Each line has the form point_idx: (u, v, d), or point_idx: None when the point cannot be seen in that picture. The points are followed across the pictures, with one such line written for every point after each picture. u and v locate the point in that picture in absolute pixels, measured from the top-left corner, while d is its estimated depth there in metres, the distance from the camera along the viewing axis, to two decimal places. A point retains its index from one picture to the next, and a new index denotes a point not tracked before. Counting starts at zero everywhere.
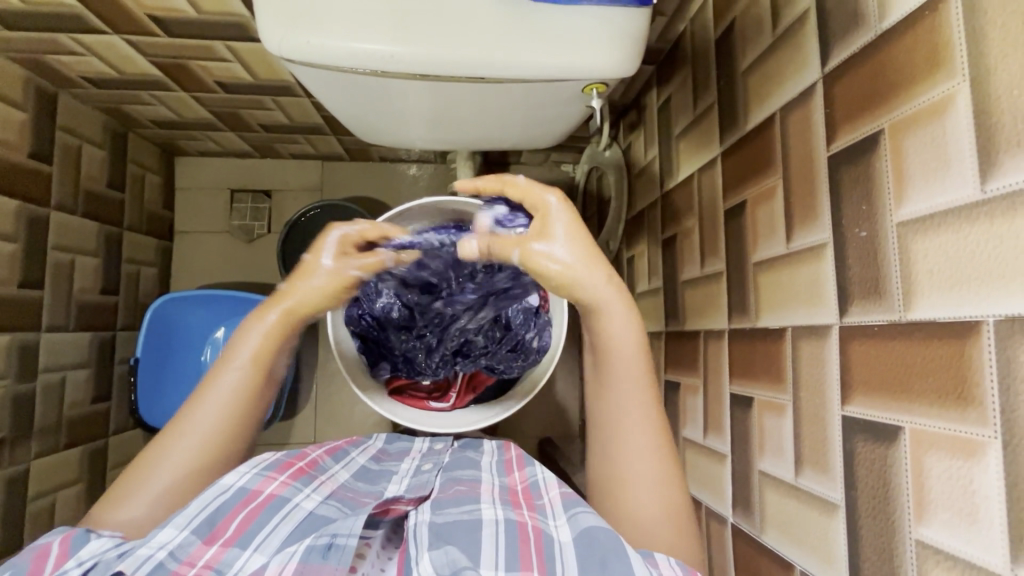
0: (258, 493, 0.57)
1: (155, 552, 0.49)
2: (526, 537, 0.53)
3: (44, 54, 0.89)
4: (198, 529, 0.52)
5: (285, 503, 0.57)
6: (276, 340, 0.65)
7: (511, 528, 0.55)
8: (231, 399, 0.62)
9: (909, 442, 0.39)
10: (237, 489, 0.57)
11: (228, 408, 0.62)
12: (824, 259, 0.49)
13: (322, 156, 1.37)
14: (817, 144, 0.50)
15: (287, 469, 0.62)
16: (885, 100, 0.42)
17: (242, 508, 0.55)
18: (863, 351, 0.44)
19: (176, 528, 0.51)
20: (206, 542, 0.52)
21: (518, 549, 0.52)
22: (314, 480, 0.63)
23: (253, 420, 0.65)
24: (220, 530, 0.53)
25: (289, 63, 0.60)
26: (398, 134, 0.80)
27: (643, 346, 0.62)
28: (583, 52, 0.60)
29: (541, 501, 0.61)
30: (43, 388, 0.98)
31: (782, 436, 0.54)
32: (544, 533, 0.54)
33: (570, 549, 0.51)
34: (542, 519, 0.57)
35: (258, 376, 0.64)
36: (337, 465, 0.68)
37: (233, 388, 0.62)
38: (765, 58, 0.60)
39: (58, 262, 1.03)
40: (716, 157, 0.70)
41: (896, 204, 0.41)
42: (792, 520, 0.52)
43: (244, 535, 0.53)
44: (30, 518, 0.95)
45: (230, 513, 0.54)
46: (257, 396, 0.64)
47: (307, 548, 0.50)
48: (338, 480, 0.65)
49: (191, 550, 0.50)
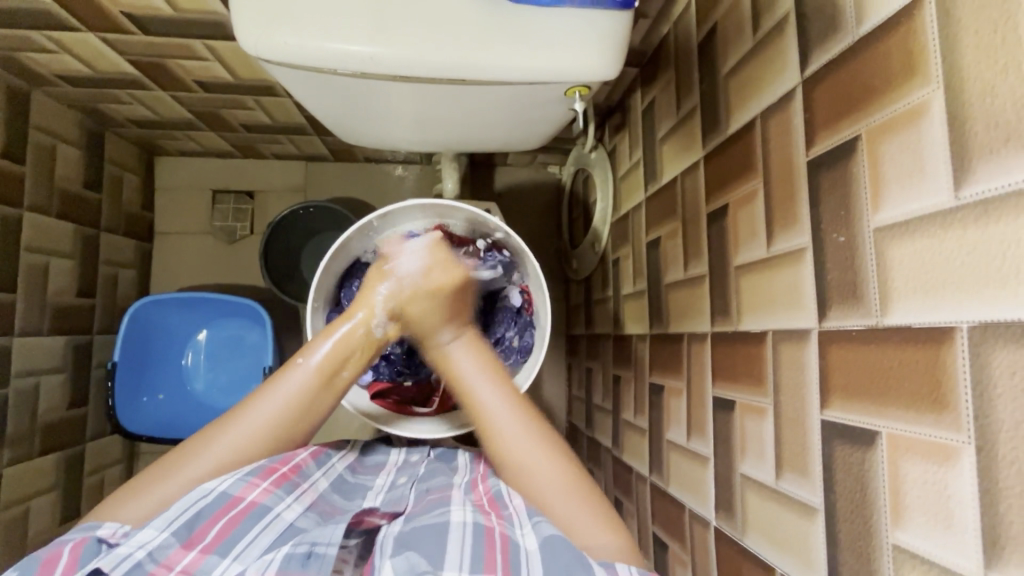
0: (240, 499, 0.56)
1: (135, 551, 0.50)
2: (490, 543, 0.53)
3: (15, 51, 0.87)
4: (177, 532, 0.53)
5: (266, 512, 0.56)
6: (344, 350, 0.65)
7: (478, 530, 0.55)
8: (292, 404, 0.62)
9: (886, 446, 0.40)
10: (219, 493, 0.56)
11: (286, 409, 0.62)
12: (803, 263, 0.49)
13: (306, 157, 1.35)
14: (796, 149, 0.50)
15: (271, 475, 0.60)
16: (863, 105, 0.43)
17: (221, 515, 0.55)
18: (842, 355, 0.44)
19: (155, 529, 0.52)
20: (185, 547, 0.52)
21: (483, 552, 0.52)
22: (297, 487, 0.61)
23: (307, 426, 0.64)
24: (198, 537, 0.53)
25: (267, 64, 0.59)
26: (380, 136, 0.79)
27: (490, 364, 0.67)
28: (565, 54, 0.60)
29: (507, 510, 0.60)
30: (15, 393, 0.96)
31: (763, 439, 0.54)
32: (511, 541, 0.54)
33: (536, 554, 0.51)
34: (509, 525, 0.57)
35: (323, 381, 0.64)
36: (319, 471, 0.67)
37: (298, 391, 0.62)
38: (745, 63, 0.60)
39: (31, 265, 1.00)
40: (699, 160, 0.70)
41: (873, 210, 0.41)
42: (773, 523, 0.52)
43: (223, 542, 0.53)
44: (1, 528, 0.92)
45: (210, 518, 0.54)
46: (318, 403, 0.63)
47: (286, 556, 0.50)
48: (319, 488, 0.64)
49: (169, 552, 0.51)
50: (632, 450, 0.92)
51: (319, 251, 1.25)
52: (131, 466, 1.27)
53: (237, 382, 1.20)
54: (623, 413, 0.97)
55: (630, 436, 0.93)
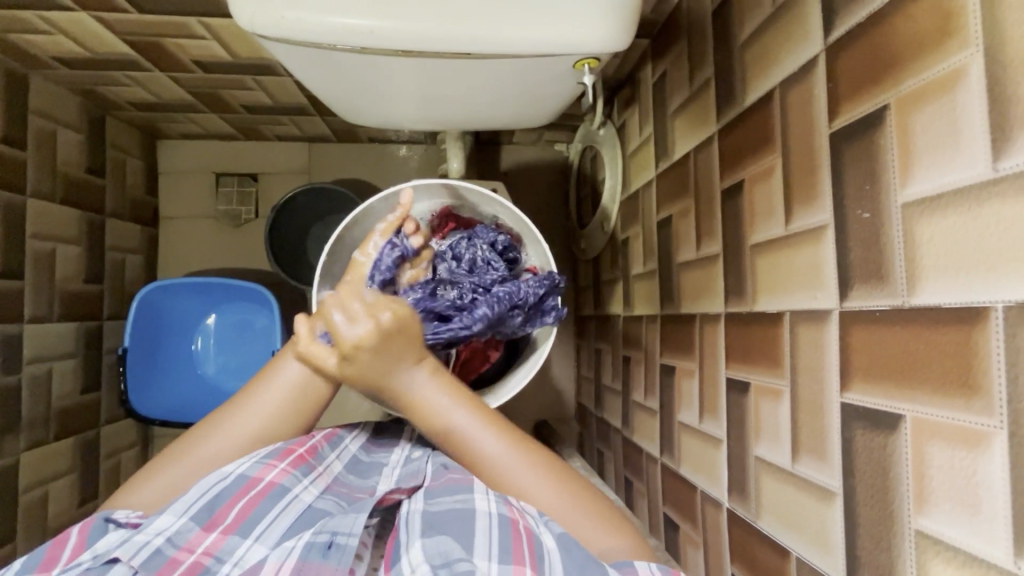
0: (258, 480, 0.57)
1: (154, 538, 0.51)
2: (516, 532, 0.52)
3: (10, 33, 0.85)
4: (197, 516, 0.53)
5: (285, 494, 0.57)
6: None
7: (503, 521, 0.53)
8: (293, 392, 0.61)
9: (910, 431, 0.38)
10: (237, 476, 0.56)
11: (285, 399, 0.61)
12: (824, 242, 0.47)
13: (309, 138, 1.33)
14: (817, 122, 0.48)
15: (287, 456, 0.60)
16: (893, 70, 0.40)
17: (241, 495, 0.55)
18: (864, 337, 0.42)
19: (174, 514, 0.53)
20: (205, 529, 0.53)
21: (511, 542, 0.51)
22: (314, 470, 0.62)
23: (315, 411, 0.63)
24: (219, 517, 0.54)
25: (264, 40, 0.57)
26: (383, 115, 0.77)
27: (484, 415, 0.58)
28: (573, 25, 0.57)
29: None
30: (29, 379, 0.97)
31: (779, 422, 0.53)
32: (535, 534, 0.52)
33: (558, 559, 0.50)
34: (533, 517, 0.55)
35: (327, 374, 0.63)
36: (335, 453, 0.67)
37: (295, 379, 0.62)
38: (762, 31, 0.57)
39: (38, 252, 1.00)
40: (713, 134, 0.67)
41: (901, 183, 0.39)
42: (788, 506, 0.51)
43: (246, 522, 0.54)
44: (22, 511, 0.94)
45: (230, 500, 0.55)
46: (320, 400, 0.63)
47: (307, 545, 0.51)
48: (333, 471, 0.64)
49: (190, 535, 0.52)
50: (642, 430, 0.92)
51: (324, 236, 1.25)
52: (146, 449, 1.29)
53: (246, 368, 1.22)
54: (633, 394, 0.97)
55: (640, 416, 0.93)
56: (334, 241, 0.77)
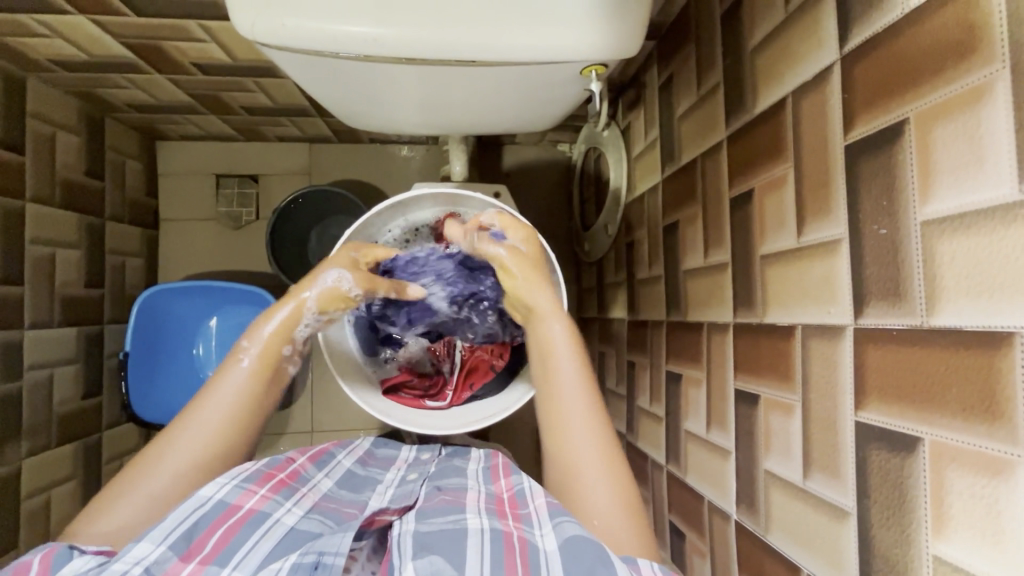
0: (237, 507, 0.56)
1: (132, 568, 0.48)
2: (510, 547, 0.52)
3: (6, 36, 0.83)
4: (174, 545, 0.51)
5: (265, 519, 0.56)
6: (278, 342, 0.68)
7: (496, 536, 0.54)
8: (238, 397, 0.64)
9: (928, 454, 0.38)
10: (216, 501, 0.56)
11: (233, 405, 0.64)
12: (838, 256, 0.46)
13: (310, 139, 1.32)
14: (831, 132, 0.47)
15: (268, 482, 0.60)
16: (914, 82, 0.39)
17: (219, 523, 0.54)
18: (880, 356, 0.42)
19: (152, 543, 0.50)
20: (182, 559, 0.51)
21: (503, 556, 0.51)
22: (297, 492, 0.62)
23: (261, 417, 0.66)
24: (196, 548, 0.52)
25: (265, 48, 0.56)
26: (386, 121, 0.76)
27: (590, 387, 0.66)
28: (581, 31, 0.56)
29: (526, 511, 0.60)
30: (30, 385, 0.96)
31: (789, 437, 0.52)
32: (529, 543, 0.53)
33: (556, 558, 0.50)
34: (526, 529, 0.56)
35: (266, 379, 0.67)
36: (321, 472, 0.68)
37: (240, 385, 0.65)
38: (774, 37, 0.56)
39: (37, 257, 0.99)
40: (722, 141, 0.66)
41: (920, 201, 0.38)
42: (799, 522, 0.51)
43: (222, 553, 0.52)
44: (24, 518, 0.94)
45: (208, 528, 0.54)
46: (262, 401, 0.66)
47: (293, 567, 0.50)
48: (320, 490, 0.65)
49: (168, 565, 0.49)
50: (647, 436, 0.92)
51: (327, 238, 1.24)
52: None
53: None
54: (638, 399, 0.96)
55: (645, 422, 0.92)
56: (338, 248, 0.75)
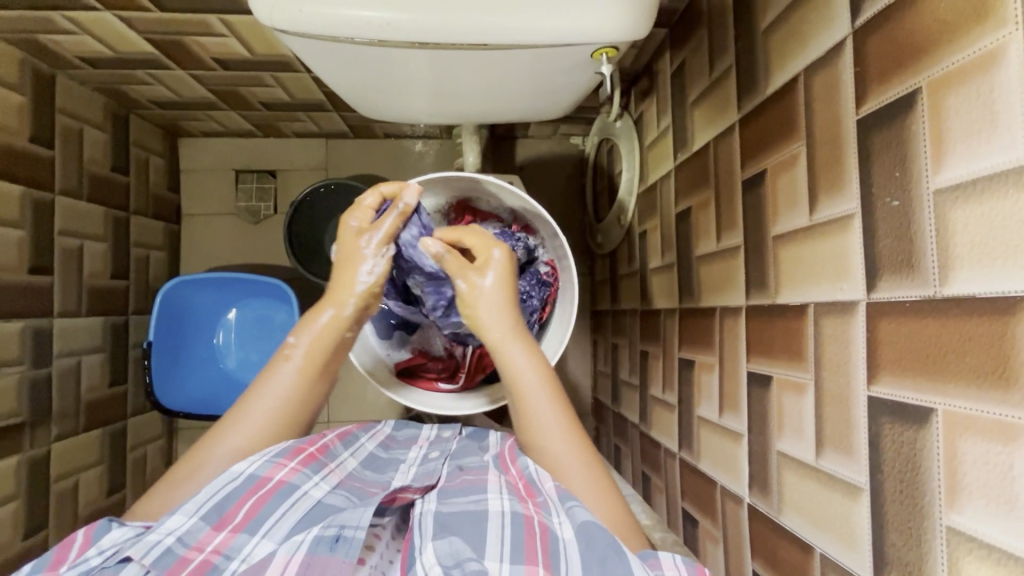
0: (268, 479, 0.58)
1: (165, 537, 0.52)
2: (531, 533, 0.54)
3: (37, 34, 0.87)
4: (206, 516, 0.54)
5: (294, 491, 0.59)
6: (331, 340, 0.66)
7: (517, 520, 0.55)
8: (286, 402, 0.63)
9: (941, 425, 0.37)
10: (248, 475, 0.57)
11: (278, 412, 0.63)
12: (851, 231, 0.46)
13: (326, 135, 1.34)
14: (843, 107, 0.47)
15: (299, 455, 0.62)
16: (928, 50, 0.38)
17: (250, 495, 0.56)
18: (893, 329, 0.41)
19: (185, 515, 0.53)
20: (214, 528, 0.54)
21: (524, 543, 0.52)
22: (325, 467, 0.63)
23: (309, 413, 0.66)
24: (228, 517, 0.55)
25: (283, 36, 0.58)
26: (400, 109, 0.77)
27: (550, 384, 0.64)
28: (591, 14, 0.57)
29: (541, 499, 0.59)
30: (59, 371, 1.00)
31: (802, 417, 0.52)
32: (549, 531, 0.54)
33: (575, 549, 0.51)
34: (546, 514, 0.57)
35: (314, 376, 0.65)
36: (347, 451, 0.69)
37: (289, 388, 0.63)
38: (786, 16, 0.56)
39: (66, 248, 1.02)
40: (734, 124, 0.66)
41: (933, 170, 0.38)
42: (812, 502, 0.50)
43: (253, 522, 0.55)
44: (53, 500, 0.97)
45: (239, 500, 0.56)
46: (312, 396, 0.65)
47: (315, 540, 0.52)
48: (347, 468, 0.66)
49: (200, 535, 0.53)
50: (660, 425, 0.91)
51: None
52: (171, 441, 1.32)
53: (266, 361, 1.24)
54: (651, 388, 0.96)
55: (658, 410, 0.92)
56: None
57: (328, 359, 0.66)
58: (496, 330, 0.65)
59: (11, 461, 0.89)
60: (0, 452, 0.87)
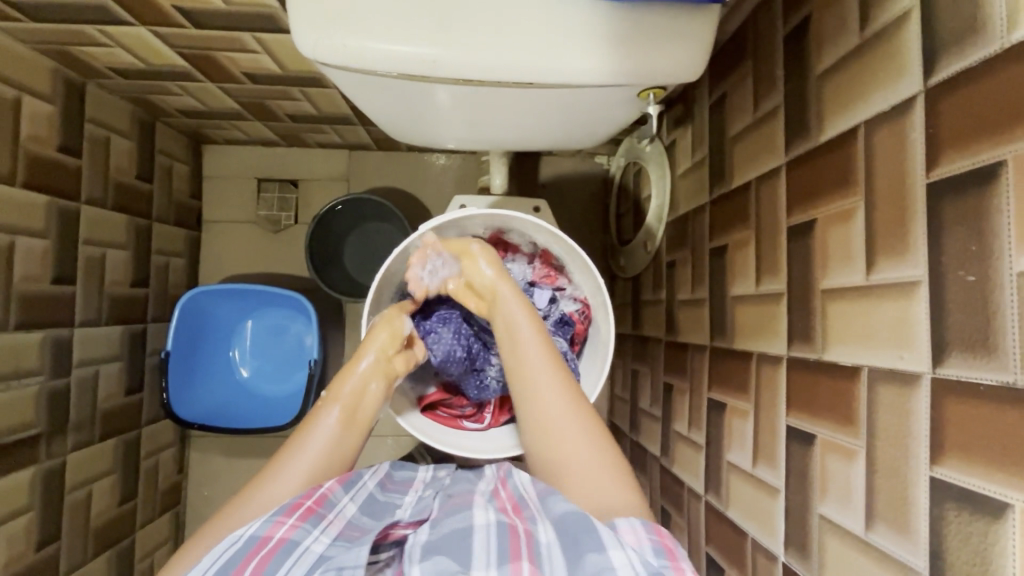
0: (268, 538, 0.54)
1: None
2: (513, 535, 0.53)
3: (69, 46, 0.86)
4: None
5: (295, 547, 0.54)
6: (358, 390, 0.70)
7: (502, 529, 0.55)
8: (325, 450, 0.65)
9: (1018, 522, 0.35)
10: (247, 538, 0.53)
11: (316, 461, 0.64)
12: (914, 299, 0.44)
13: (350, 146, 1.33)
14: (911, 169, 0.45)
15: (296, 510, 0.57)
16: (1015, 119, 0.36)
17: (252, 556, 0.52)
18: (962, 411, 0.39)
19: None
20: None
21: (508, 543, 0.52)
22: (324, 519, 0.58)
23: (345, 464, 0.67)
24: None
25: (323, 67, 0.56)
26: (434, 136, 0.75)
27: (557, 371, 0.67)
28: (642, 56, 0.55)
29: (530, 510, 0.60)
30: (77, 382, 0.99)
31: (850, 483, 0.50)
32: (533, 536, 0.54)
33: (558, 546, 0.51)
34: (531, 523, 0.57)
35: (350, 425, 0.68)
36: (347, 495, 0.64)
37: (327, 438, 0.66)
38: (845, 63, 0.54)
39: (90, 257, 1.02)
40: (780, 166, 0.64)
41: (1018, 249, 0.36)
42: (858, 574, 0.48)
43: None
44: (66, 511, 0.97)
45: (242, 561, 0.51)
46: (350, 446, 0.67)
47: None
48: (347, 515, 0.61)
49: None
50: (683, 462, 0.89)
51: (366, 245, 1.27)
52: (183, 450, 1.32)
53: (284, 370, 1.25)
54: (675, 423, 0.94)
55: (681, 447, 0.90)
56: (376, 286, 0.78)
57: (360, 404, 0.69)
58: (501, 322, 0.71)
59: (27, 474, 0.88)
60: (17, 464, 0.87)
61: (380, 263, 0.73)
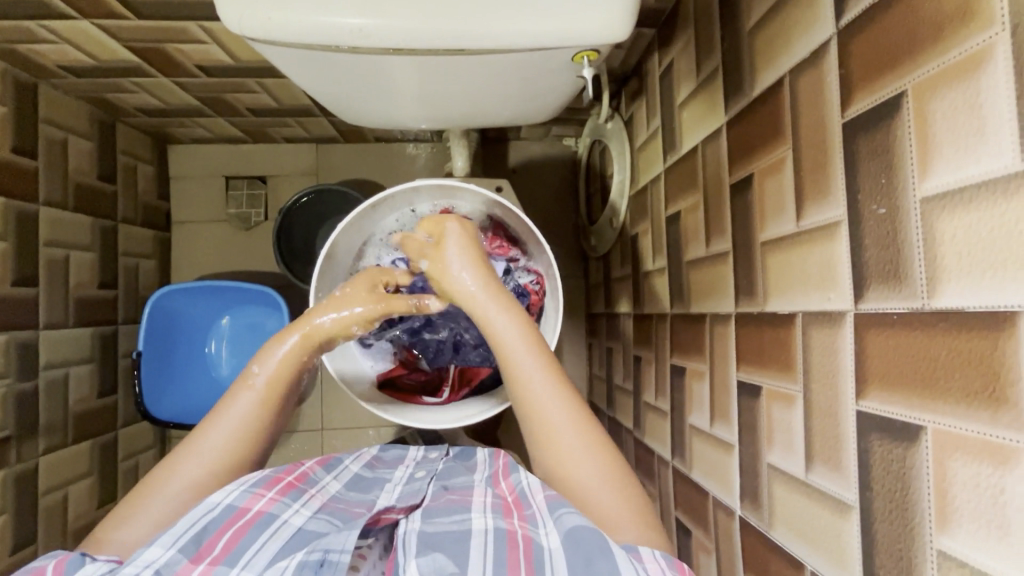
0: (246, 510, 0.57)
1: (141, 570, 0.49)
2: (513, 544, 0.53)
3: (16, 44, 0.86)
4: (184, 548, 0.52)
5: (274, 520, 0.58)
6: (289, 366, 0.67)
7: (500, 535, 0.55)
8: (243, 427, 0.63)
9: (931, 443, 0.36)
10: (225, 506, 0.57)
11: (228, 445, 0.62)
12: (837, 239, 0.44)
13: (316, 139, 1.33)
14: (829, 112, 0.45)
15: (277, 484, 0.62)
16: (913, 48, 0.37)
17: (228, 526, 0.55)
18: (881, 341, 0.40)
19: (162, 547, 0.52)
20: (192, 562, 0.52)
21: (506, 556, 0.52)
22: (305, 493, 0.63)
23: (266, 441, 0.66)
24: (206, 550, 0.53)
25: (256, 44, 0.56)
26: (385, 114, 0.76)
27: (532, 344, 0.65)
28: (570, 18, 0.55)
29: (531, 510, 0.60)
30: (46, 385, 0.98)
31: (792, 429, 0.51)
32: (534, 542, 0.53)
33: (560, 555, 0.50)
34: (531, 528, 0.56)
35: (270, 405, 0.65)
36: (330, 475, 0.69)
37: (246, 414, 0.64)
38: (771, 15, 0.54)
39: (52, 259, 1.01)
40: (721, 126, 0.65)
41: (920, 176, 0.36)
42: (802, 517, 0.49)
43: (231, 554, 0.53)
44: (42, 514, 0.96)
45: (217, 531, 0.55)
46: (268, 425, 0.65)
47: (299, 565, 0.52)
48: (328, 491, 0.66)
49: (177, 568, 0.51)
50: (653, 432, 0.90)
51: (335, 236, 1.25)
52: (164, 451, 1.31)
53: None
54: (645, 395, 0.94)
55: (651, 417, 0.91)
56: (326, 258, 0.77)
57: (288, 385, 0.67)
58: (467, 290, 0.68)
59: None
60: None
61: (329, 240, 0.72)
